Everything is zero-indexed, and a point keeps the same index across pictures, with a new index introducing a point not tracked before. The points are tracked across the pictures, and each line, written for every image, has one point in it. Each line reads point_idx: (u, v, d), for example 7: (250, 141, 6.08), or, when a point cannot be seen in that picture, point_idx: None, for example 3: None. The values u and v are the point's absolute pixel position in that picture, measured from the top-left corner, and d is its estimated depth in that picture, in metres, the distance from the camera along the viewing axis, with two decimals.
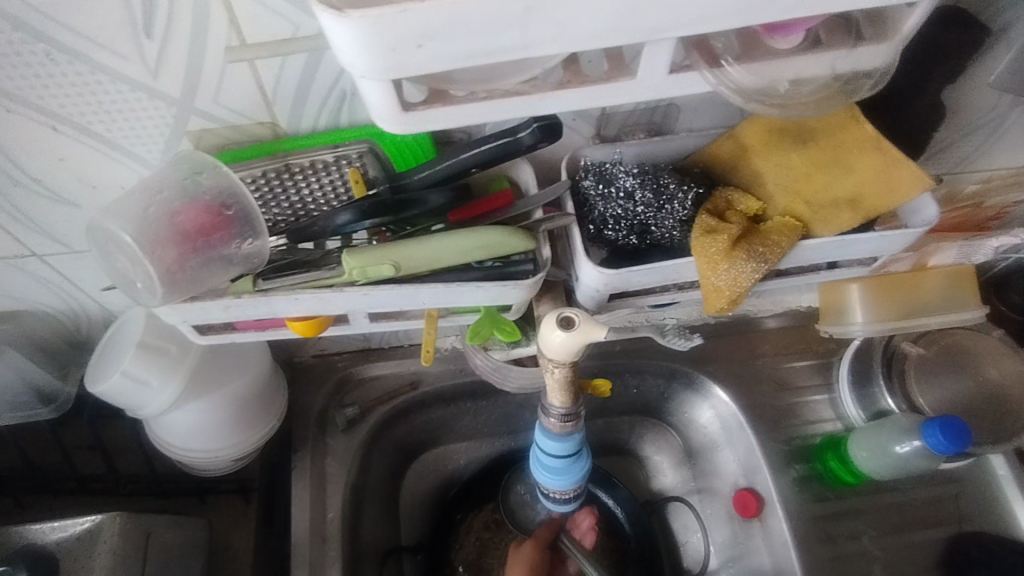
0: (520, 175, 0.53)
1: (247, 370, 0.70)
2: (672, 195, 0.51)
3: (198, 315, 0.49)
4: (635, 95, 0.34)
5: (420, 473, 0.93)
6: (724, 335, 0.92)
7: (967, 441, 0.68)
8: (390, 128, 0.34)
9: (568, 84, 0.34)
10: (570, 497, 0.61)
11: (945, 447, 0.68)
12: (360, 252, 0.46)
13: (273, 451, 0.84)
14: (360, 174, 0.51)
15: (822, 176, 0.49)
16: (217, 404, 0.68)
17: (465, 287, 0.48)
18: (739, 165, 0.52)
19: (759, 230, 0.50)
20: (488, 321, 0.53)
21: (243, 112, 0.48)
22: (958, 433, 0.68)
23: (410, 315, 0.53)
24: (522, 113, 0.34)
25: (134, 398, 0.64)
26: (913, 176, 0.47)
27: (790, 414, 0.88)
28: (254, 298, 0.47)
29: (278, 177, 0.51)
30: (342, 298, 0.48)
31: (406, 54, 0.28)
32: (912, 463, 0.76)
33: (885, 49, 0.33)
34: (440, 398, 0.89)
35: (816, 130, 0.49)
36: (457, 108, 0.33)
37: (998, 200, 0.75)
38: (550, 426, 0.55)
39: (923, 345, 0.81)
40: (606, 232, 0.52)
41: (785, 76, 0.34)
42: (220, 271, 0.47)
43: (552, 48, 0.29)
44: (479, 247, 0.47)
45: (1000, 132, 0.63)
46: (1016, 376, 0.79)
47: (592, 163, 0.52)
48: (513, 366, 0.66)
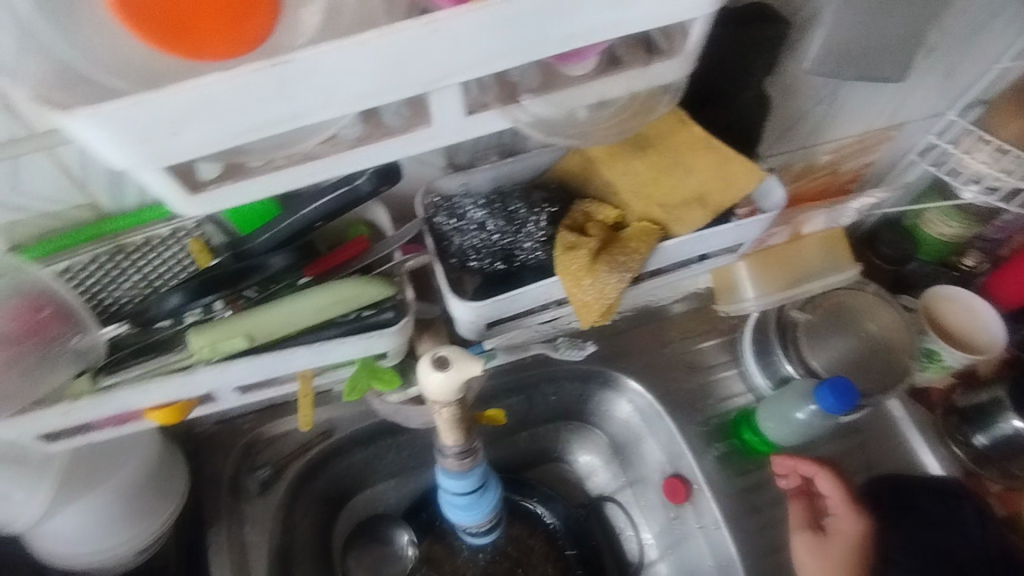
0: (376, 218, 0.52)
1: (130, 460, 0.64)
2: (524, 219, 0.51)
3: (36, 427, 0.44)
4: (442, 140, 0.33)
5: (353, 520, 0.90)
6: (631, 328, 0.94)
7: (854, 400, 0.72)
8: (186, 211, 0.31)
9: (367, 139, 0.32)
10: (490, 529, 0.60)
11: (837, 407, 0.72)
12: (207, 330, 0.43)
13: (186, 530, 0.79)
14: (203, 243, 0.48)
15: (667, 179, 0.50)
16: (101, 501, 0.62)
17: (328, 345, 0.46)
18: (590, 177, 0.52)
19: (618, 238, 0.51)
20: (364, 371, 0.51)
21: (55, 199, 0.44)
22: (846, 391, 0.72)
23: (284, 379, 0.51)
24: (329, 173, 0.33)
25: (1, 515, 0.58)
26: (747, 172, 0.47)
27: (703, 395, 0.91)
28: (96, 399, 0.43)
29: (111, 261, 0.48)
30: (198, 379, 0.45)
31: (162, 142, 0.26)
32: (813, 428, 0.79)
33: (677, 64, 0.33)
34: (358, 441, 0.86)
35: (652, 137, 0.49)
36: (255, 180, 0.32)
37: (852, 164, 0.79)
38: (449, 466, 0.53)
39: (810, 311, 0.85)
40: (471, 263, 0.51)
41: (588, 102, 0.34)
42: (56, 370, 0.43)
43: (326, 113, 0.28)
44: (335, 303, 0.45)
45: (836, 105, 0.66)
46: (896, 326, 0.83)
47: (441, 199, 0.51)
48: (414, 404, 0.64)
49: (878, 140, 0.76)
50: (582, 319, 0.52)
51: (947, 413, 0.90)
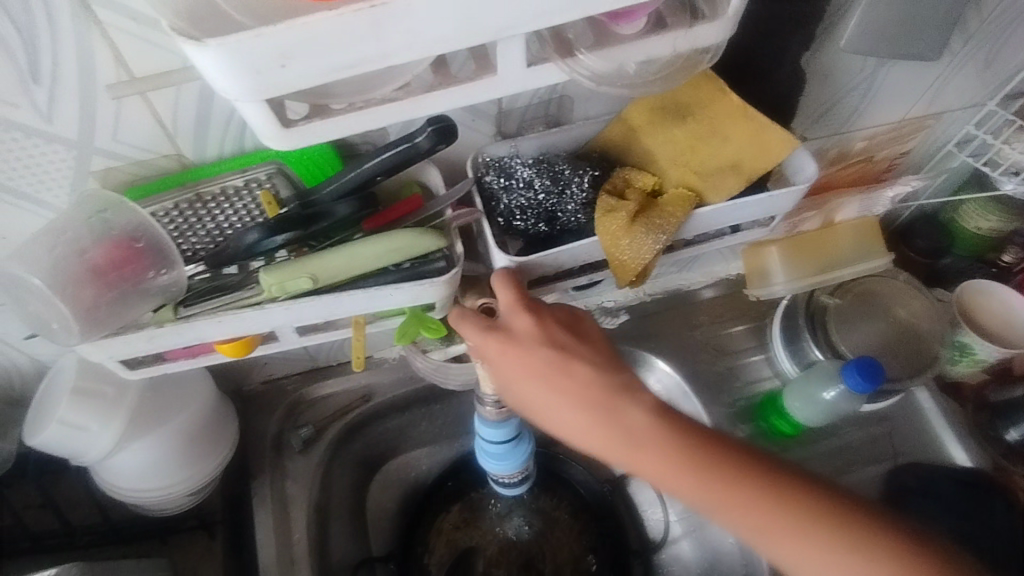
0: (428, 179, 0.56)
1: (189, 404, 0.70)
2: (569, 180, 0.54)
3: (123, 350, 0.49)
4: (502, 91, 0.36)
5: (386, 484, 0.94)
6: (660, 311, 0.96)
7: (879, 381, 0.73)
8: (276, 144, 0.36)
9: (436, 87, 0.36)
10: (519, 480, 0.64)
11: (864, 386, 0.73)
12: (277, 269, 0.47)
13: (232, 480, 0.84)
14: (272, 195, 0.52)
15: (704, 147, 0.53)
16: (163, 439, 0.68)
17: (383, 290, 0.50)
18: (631, 145, 0.55)
19: (656, 203, 0.54)
20: (414, 321, 0.54)
21: (147, 147, 0.49)
22: (873, 372, 0.73)
23: (339, 325, 0.55)
24: (400, 117, 0.36)
25: (75, 444, 0.63)
26: (782, 139, 0.50)
27: (730, 378, 0.93)
28: (175, 326, 0.48)
29: (190, 208, 0.52)
30: (266, 315, 0.49)
31: (271, 73, 0.30)
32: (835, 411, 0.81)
33: (720, 25, 0.36)
34: (395, 407, 0.90)
35: (689, 104, 0.52)
36: (337, 119, 0.36)
37: (887, 153, 0.81)
38: (487, 415, 0.57)
39: (839, 296, 0.86)
40: (516, 222, 0.54)
41: (635, 59, 0.37)
42: (140, 303, 0.47)
43: (408, 56, 0.31)
44: (392, 250, 0.49)
45: (872, 90, 0.68)
46: (925, 313, 0.85)
47: (492, 160, 0.55)
48: (453, 364, 0.68)
49: (913, 128, 0.77)
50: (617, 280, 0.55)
51: (978, 408, 0.90)
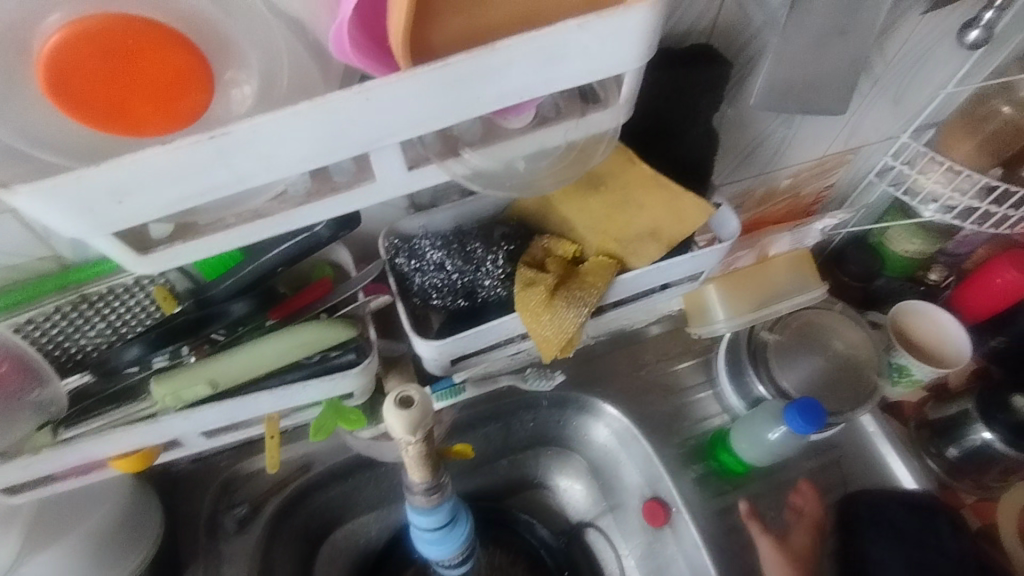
0: (340, 259, 0.53)
1: (101, 504, 0.64)
2: (483, 257, 0.51)
3: (0, 480, 0.43)
4: (387, 194, 0.34)
5: (333, 556, 0.89)
6: (606, 352, 0.95)
7: (821, 422, 0.73)
8: (134, 270, 0.32)
9: (315, 195, 0.33)
10: (462, 560, 0.59)
11: (804, 427, 0.73)
12: (168, 378, 0.44)
13: (162, 571, 0.79)
14: (167, 290, 0.49)
15: (620, 215, 0.51)
16: (70, 550, 0.62)
17: (291, 389, 0.47)
18: (548, 214, 0.53)
19: (577, 274, 0.52)
20: (330, 413, 0.51)
21: (17, 252, 0.45)
22: (815, 413, 0.73)
23: (250, 423, 0.51)
24: (276, 230, 0.34)
25: None
26: (697, 206, 0.48)
27: (679, 417, 0.92)
28: (54, 451, 0.43)
29: (75, 309, 0.48)
30: (161, 427, 0.45)
31: (107, 211, 0.27)
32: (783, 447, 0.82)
33: (611, 114, 0.35)
34: (337, 475, 0.86)
35: (602, 175, 0.49)
36: (202, 239, 0.33)
37: (812, 187, 0.82)
38: (418, 501, 0.53)
39: (779, 331, 0.86)
40: (433, 301, 0.52)
41: (528, 152, 0.35)
42: (20, 423, 0.43)
43: (267, 178, 0.29)
44: (296, 348, 0.46)
45: (789, 133, 0.68)
46: (863, 343, 0.85)
47: (401, 241, 0.52)
48: (386, 440, 0.64)
49: (835, 163, 0.78)
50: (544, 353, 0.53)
51: (921, 425, 0.91)
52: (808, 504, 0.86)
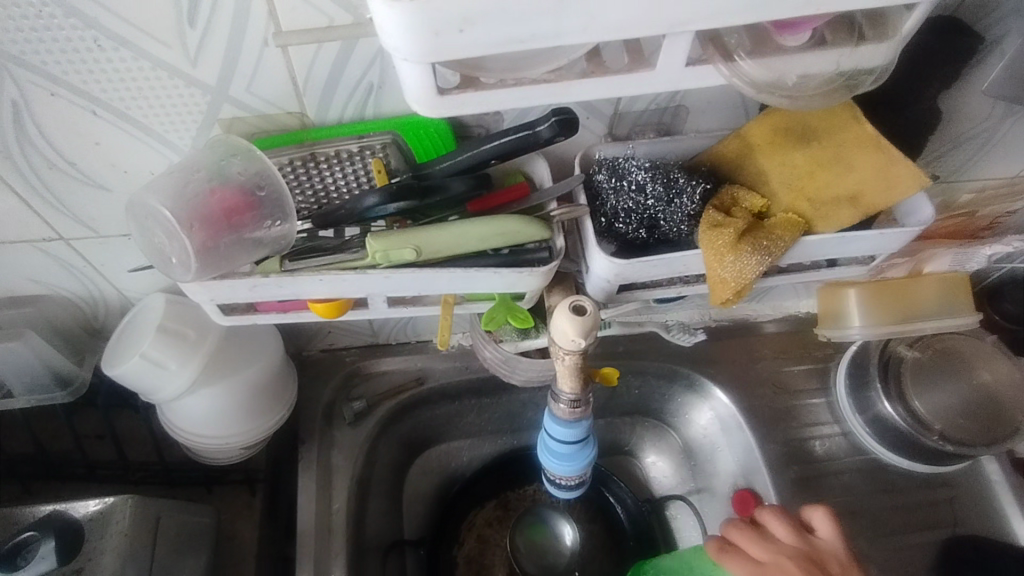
0: (534, 170, 0.56)
1: (259, 360, 0.71)
2: (681, 189, 0.53)
3: (225, 295, 0.51)
4: (654, 87, 0.36)
5: (425, 470, 0.94)
6: (724, 338, 0.94)
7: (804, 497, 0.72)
8: (423, 110, 0.36)
9: (589, 74, 0.36)
10: (574, 484, 0.63)
11: None
12: (384, 236, 0.48)
13: (280, 441, 0.85)
14: (382, 164, 0.52)
15: (824, 175, 0.52)
16: (231, 390, 0.69)
17: (481, 273, 0.50)
18: (745, 163, 0.54)
19: (763, 225, 0.53)
20: (502, 308, 0.55)
21: (275, 102, 0.50)
22: None
23: (427, 302, 0.55)
24: (548, 100, 0.36)
25: (152, 382, 0.65)
26: (910, 174, 0.49)
27: (788, 417, 0.90)
28: (280, 279, 0.49)
29: (303, 165, 0.52)
30: (364, 281, 0.50)
31: (448, 38, 0.30)
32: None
33: (885, 48, 0.35)
34: (446, 394, 0.91)
35: (816, 128, 0.52)
36: (487, 93, 0.36)
37: (991, 210, 0.78)
38: (559, 412, 0.57)
39: (919, 349, 0.83)
40: (617, 225, 0.54)
41: (792, 73, 0.37)
42: (248, 252, 0.49)
43: (581, 37, 0.31)
44: (497, 234, 0.49)
45: (992, 141, 0.65)
46: (1009, 380, 0.81)
47: (606, 159, 0.55)
48: (521, 359, 0.67)
49: None
50: (711, 297, 0.54)
51: None
52: (908, 531, 0.84)
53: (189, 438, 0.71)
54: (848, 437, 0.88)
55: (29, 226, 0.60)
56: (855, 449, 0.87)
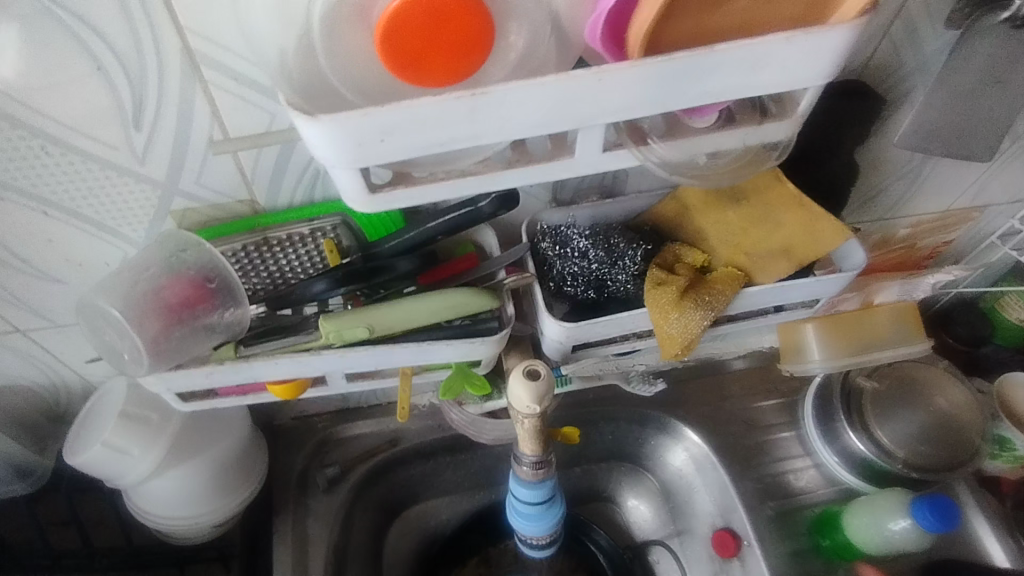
0: (483, 239, 0.58)
1: (225, 436, 0.71)
2: (622, 252, 0.56)
3: (180, 383, 0.51)
4: (577, 171, 0.38)
5: (404, 532, 0.93)
6: (692, 378, 0.96)
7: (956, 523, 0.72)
8: (357, 207, 0.37)
9: (516, 163, 0.38)
10: (546, 543, 0.64)
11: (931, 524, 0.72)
12: (336, 317, 0.49)
13: (252, 514, 0.84)
14: (334, 244, 0.54)
15: (754, 231, 0.54)
16: (197, 469, 0.69)
17: (435, 345, 0.51)
18: (681, 222, 0.57)
19: (704, 280, 0.55)
20: (459, 376, 0.56)
21: (225, 192, 0.52)
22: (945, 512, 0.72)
23: (386, 374, 0.56)
24: (477, 189, 0.38)
25: (115, 468, 0.65)
26: (833, 231, 0.52)
27: (760, 453, 0.91)
28: (235, 365, 0.49)
29: (256, 251, 0.54)
30: (320, 361, 0.51)
31: (370, 147, 0.32)
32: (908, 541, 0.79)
33: (786, 124, 0.38)
34: (420, 454, 0.90)
35: (746, 190, 0.54)
36: (417, 187, 0.38)
37: (929, 241, 0.81)
38: (522, 474, 0.58)
39: (876, 379, 0.85)
40: (567, 288, 0.56)
41: (706, 150, 0.39)
42: (203, 340, 0.50)
43: (497, 137, 0.33)
44: (447, 308, 0.51)
45: (918, 180, 0.69)
46: (964, 404, 0.83)
47: (548, 228, 0.57)
48: (487, 419, 0.68)
49: (958, 220, 0.77)
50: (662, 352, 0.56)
51: (1019, 504, 0.85)
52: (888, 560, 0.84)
53: (158, 522, 0.71)
54: (821, 468, 0.89)
55: None
56: (828, 480, 0.89)
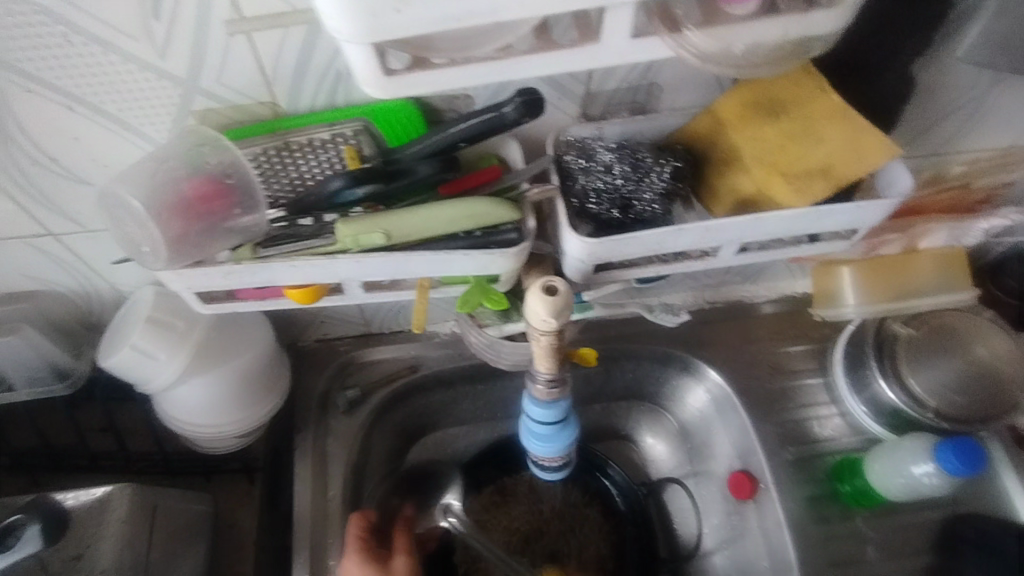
0: (507, 152, 0.56)
1: (250, 349, 0.72)
2: (649, 169, 0.54)
3: (199, 283, 0.51)
4: (603, 60, 0.36)
5: (421, 457, 0.94)
6: (719, 320, 0.93)
7: (980, 465, 0.68)
8: (374, 92, 0.36)
9: (539, 51, 0.36)
10: (559, 465, 0.65)
11: (957, 469, 0.69)
12: (353, 221, 0.48)
13: (276, 431, 0.86)
14: (355, 151, 0.53)
15: (794, 148, 0.51)
16: (220, 379, 0.71)
17: (452, 255, 0.50)
18: (716, 139, 0.54)
19: (794, 175, 0.51)
20: (477, 290, 0.55)
21: (246, 92, 0.51)
22: (971, 455, 0.68)
23: (403, 286, 0.56)
24: (499, 78, 0.37)
25: (143, 372, 0.67)
26: (879, 146, 0.49)
27: (784, 398, 0.89)
28: (252, 265, 0.50)
29: (277, 155, 0.53)
30: (336, 266, 0.51)
31: (383, 17, 0.31)
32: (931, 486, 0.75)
33: (836, 16, 0.35)
34: (440, 382, 0.91)
35: (785, 101, 0.52)
36: (435, 72, 0.36)
37: (986, 181, 0.75)
38: (538, 393, 0.57)
39: (914, 327, 0.81)
40: (590, 205, 0.54)
41: (743, 42, 0.36)
42: (221, 240, 0.50)
43: (518, 12, 0.31)
44: (466, 217, 0.50)
45: (981, 110, 0.64)
46: (1009, 356, 0.79)
47: (574, 140, 0.56)
48: (506, 343, 0.68)
49: (1020, 158, 0.72)
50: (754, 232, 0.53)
51: None
52: (908, 510, 0.82)
53: (184, 428, 0.73)
54: (847, 418, 0.87)
55: (18, 221, 0.61)
56: (854, 429, 0.86)
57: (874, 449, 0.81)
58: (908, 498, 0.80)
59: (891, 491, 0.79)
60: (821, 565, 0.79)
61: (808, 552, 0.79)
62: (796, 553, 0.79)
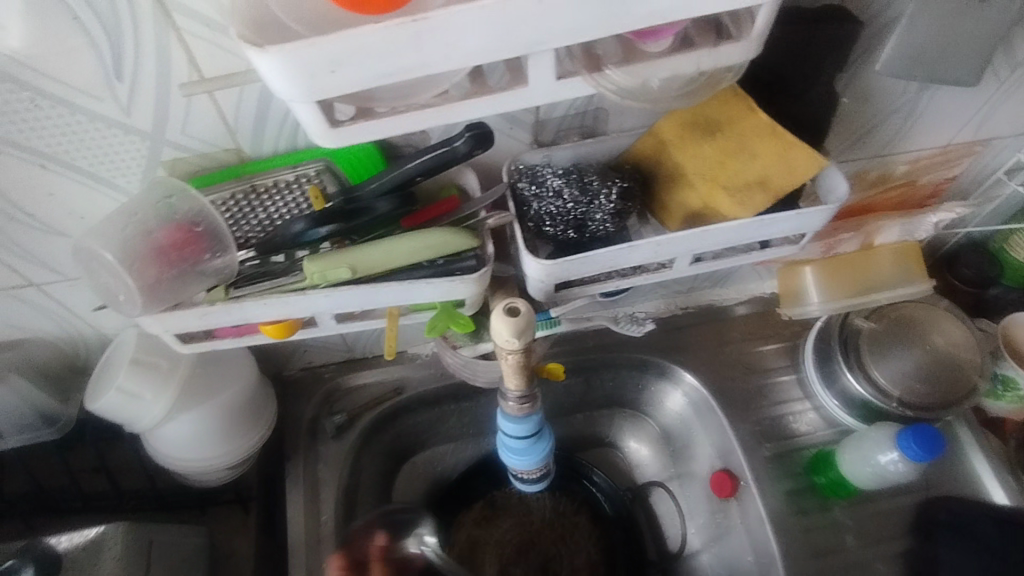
0: (466, 182, 0.59)
1: (233, 382, 0.74)
2: (597, 191, 0.56)
3: (177, 325, 0.54)
4: (535, 100, 0.39)
5: (411, 476, 0.96)
6: (692, 324, 0.96)
7: (939, 450, 0.71)
8: (323, 142, 0.39)
9: (474, 95, 0.39)
10: (538, 477, 0.67)
11: (920, 455, 0.72)
12: (319, 258, 0.51)
13: (266, 460, 0.88)
14: (319, 190, 0.55)
15: (732, 164, 0.55)
16: (205, 414, 0.73)
17: (416, 284, 0.53)
18: (661, 158, 0.57)
19: (734, 188, 0.54)
20: (444, 315, 0.58)
21: (211, 141, 0.54)
22: (932, 441, 0.71)
23: (374, 315, 0.59)
24: (438, 121, 0.40)
25: (130, 412, 0.69)
26: (808, 158, 0.52)
27: (759, 396, 0.91)
28: (227, 305, 0.53)
29: (245, 199, 0.55)
30: (307, 301, 0.53)
31: (322, 78, 0.34)
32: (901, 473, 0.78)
33: (743, 47, 0.38)
34: (424, 402, 0.93)
35: (720, 119, 0.55)
36: (378, 121, 0.39)
37: (931, 178, 0.79)
38: (510, 409, 0.60)
39: (874, 320, 0.85)
40: (546, 229, 0.56)
41: (662, 75, 0.39)
42: (196, 283, 0.52)
43: (446, 66, 0.34)
44: (426, 247, 0.52)
45: (914, 112, 0.67)
46: (967, 344, 0.82)
47: (525, 168, 0.59)
48: (480, 361, 0.70)
49: (960, 154, 0.75)
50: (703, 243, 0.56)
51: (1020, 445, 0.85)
52: (883, 497, 0.85)
53: (173, 464, 0.75)
54: (820, 412, 0.90)
55: (1, 275, 0.63)
56: (827, 422, 0.89)
57: (845, 441, 0.84)
58: (882, 486, 0.83)
59: (864, 480, 0.81)
60: (803, 555, 0.81)
61: (789, 544, 0.81)
62: (778, 546, 0.81)
